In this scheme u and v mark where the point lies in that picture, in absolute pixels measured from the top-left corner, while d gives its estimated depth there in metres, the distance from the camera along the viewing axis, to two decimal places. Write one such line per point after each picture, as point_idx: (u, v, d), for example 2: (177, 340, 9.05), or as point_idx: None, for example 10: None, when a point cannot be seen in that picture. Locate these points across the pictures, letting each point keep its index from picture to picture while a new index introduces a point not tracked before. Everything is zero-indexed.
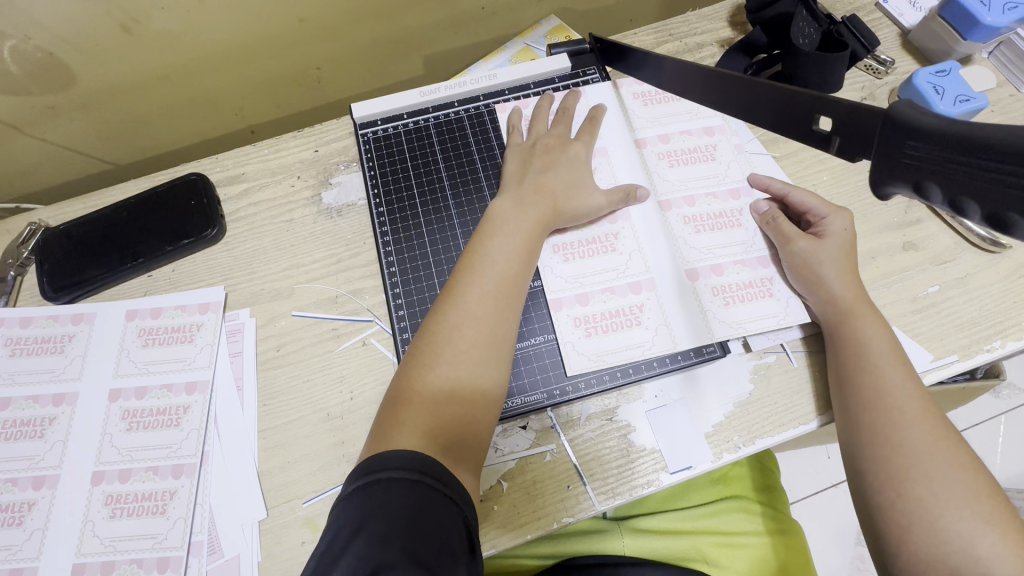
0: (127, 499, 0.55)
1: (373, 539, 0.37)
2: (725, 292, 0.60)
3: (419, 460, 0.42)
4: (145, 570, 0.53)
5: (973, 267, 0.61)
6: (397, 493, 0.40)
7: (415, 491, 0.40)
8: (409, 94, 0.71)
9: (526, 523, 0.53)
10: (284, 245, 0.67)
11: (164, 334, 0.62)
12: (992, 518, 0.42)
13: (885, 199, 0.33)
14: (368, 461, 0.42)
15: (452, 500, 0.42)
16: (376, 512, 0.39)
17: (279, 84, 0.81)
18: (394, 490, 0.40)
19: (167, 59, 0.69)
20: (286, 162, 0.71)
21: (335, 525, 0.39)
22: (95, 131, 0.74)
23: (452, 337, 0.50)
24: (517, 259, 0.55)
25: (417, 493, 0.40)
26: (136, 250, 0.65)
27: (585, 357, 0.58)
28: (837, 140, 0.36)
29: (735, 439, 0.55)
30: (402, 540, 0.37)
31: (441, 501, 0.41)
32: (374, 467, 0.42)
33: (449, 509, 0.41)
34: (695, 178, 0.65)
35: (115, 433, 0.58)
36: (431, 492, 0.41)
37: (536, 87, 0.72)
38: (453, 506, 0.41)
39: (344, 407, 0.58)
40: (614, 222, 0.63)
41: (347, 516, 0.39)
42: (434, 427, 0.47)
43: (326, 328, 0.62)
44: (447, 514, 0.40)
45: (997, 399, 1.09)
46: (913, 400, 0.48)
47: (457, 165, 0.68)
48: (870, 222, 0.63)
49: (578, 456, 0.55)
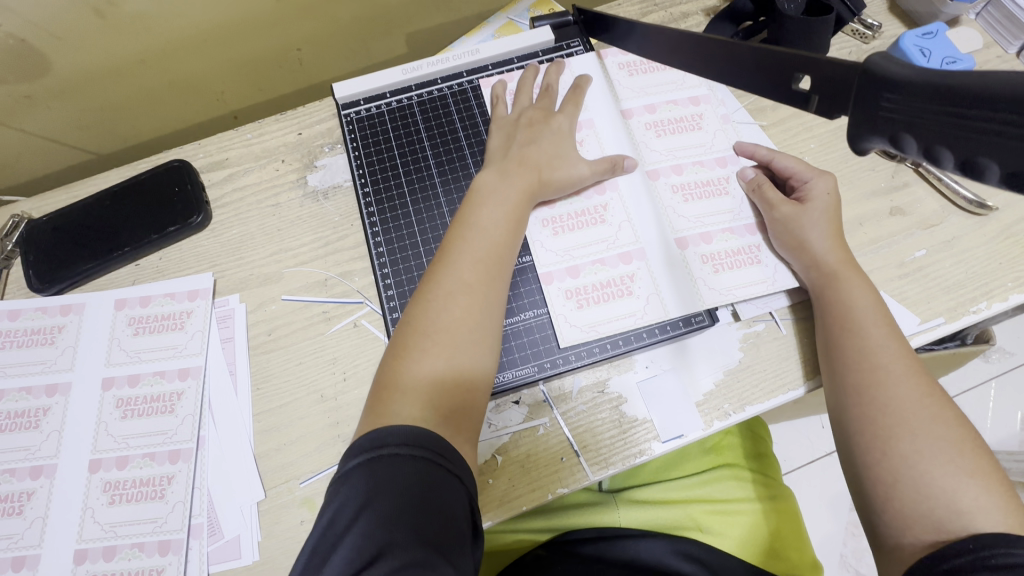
0: (126, 485, 0.56)
1: (378, 518, 0.38)
2: (715, 260, 0.60)
3: (417, 434, 0.42)
4: (147, 553, 0.53)
5: (960, 230, 0.61)
6: (401, 471, 0.40)
7: (416, 469, 0.41)
8: (392, 72, 0.70)
9: (521, 496, 0.54)
10: (271, 230, 0.66)
11: (154, 322, 0.62)
12: (975, 472, 0.43)
13: (863, 156, 0.33)
14: (368, 437, 0.42)
15: (455, 474, 0.42)
16: (381, 490, 0.39)
17: (259, 67, 0.80)
18: (398, 467, 0.40)
19: (144, 43, 0.67)
20: (270, 146, 0.70)
21: (338, 500, 0.40)
22: (74, 120, 0.73)
23: (442, 312, 0.50)
24: (505, 230, 0.55)
25: (422, 471, 0.41)
26: (123, 239, 0.65)
27: (577, 328, 0.58)
28: (815, 98, 0.36)
29: (725, 406, 0.56)
30: (407, 520, 0.38)
31: (443, 477, 0.41)
32: (376, 442, 0.42)
33: (452, 485, 0.41)
34: (683, 147, 0.65)
35: (110, 422, 0.58)
36: (435, 469, 0.41)
37: (520, 62, 0.71)
38: (456, 481, 0.42)
39: (337, 388, 0.59)
40: (602, 193, 0.63)
41: (349, 493, 0.40)
42: (428, 399, 0.46)
43: (316, 311, 0.62)
44: (451, 491, 0.41)
45: (987, 364, 1.10)
46: (899, 359, 0.49)
47: (442, 143, 0.68)
48: (857, 188, 0.63)
49: (571, 429, 0.56)
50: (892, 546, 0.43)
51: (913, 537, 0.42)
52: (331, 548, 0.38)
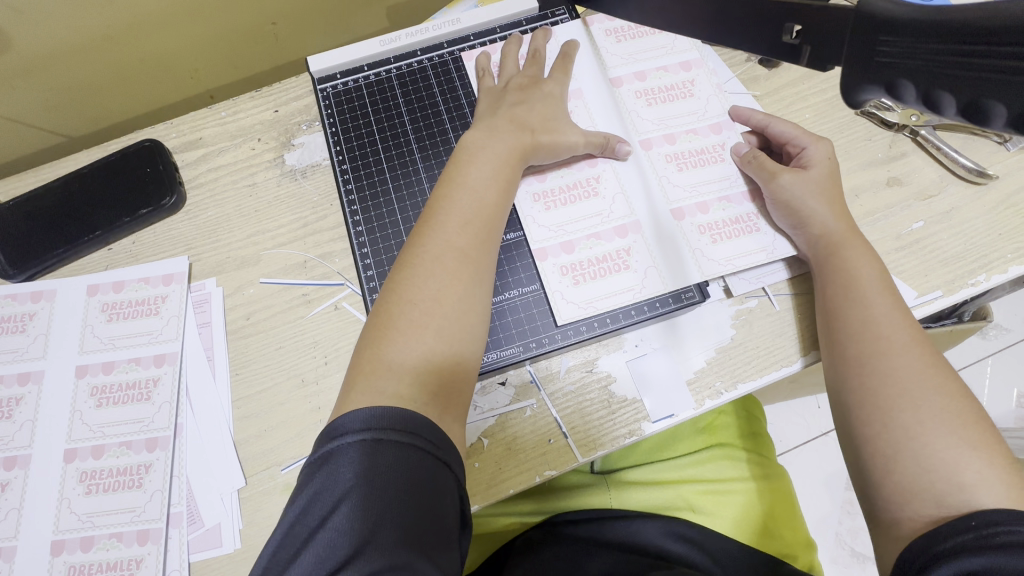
0: (103, 474, 0.54)
1: (359, 511, 0.37)
2: (712, 230, 0.58)
3: (407, 419, 0.40)
4: (125, 543, 0.52)
5: (958, 200, 0.59)
6: (386, 462, 0.38)
7: (405, 457, 0.39)
8: (369, 44, 0.67)
9: (510, 478, 0.52)
10: (248, 211, 0.64)
11: (128, 307, 0.60)
12: (978, 444, 0.42)
13: (860, 108, 0.31)
14: (354, 417, 0.40)
15: (444, 462, 0.40)
16: (365, 480, 0.38)
17: (234, 42, 0.77)
18: (383, 456, 0.39)
19: (110, 17, 0.64)
20: (245, 124, 0.67)
21: (318, 486, 0.38)
22: (42, 100, 0.70)
23: (429, 285, 0.48)
24: (493, 200, 0.53)
25: (408, 461, 0.39)
26: (94, 221, 0.62)
27: (574, 305, 0.56)
28: (807, 50, 0.35)
29: (717, 385, 0.54)
30: (389, 516, 0.37)
31: (432, 466, 0.39)
32: (361, 427, 0.40)
33: (442, 474, 0.40)
34: (674, 116, 0.62)
35: (85, 410, 0.56)
36: (423, 457, 0.39)
37: (503, 31, 0.68)
38: (445, 469, 0.40)
39: (318, 372, 0.57)
40: (593, 166, 0.60)
41: (332, 480, 0.38)
42: (420, 377, 0.45)
43: (296, 294, 0.60)
44: (440, 480, 0.39)
45: (985, 341, 1.09)
46: (899, 328, 0.47)
47: (423, 117, 0.65)
48: (853, 158, 0.61)
49: (560, 410, 0.54)
50: (890, 521, 0.42)
51: (912, 512, 0.41)
52: (307, 538, 0.37)
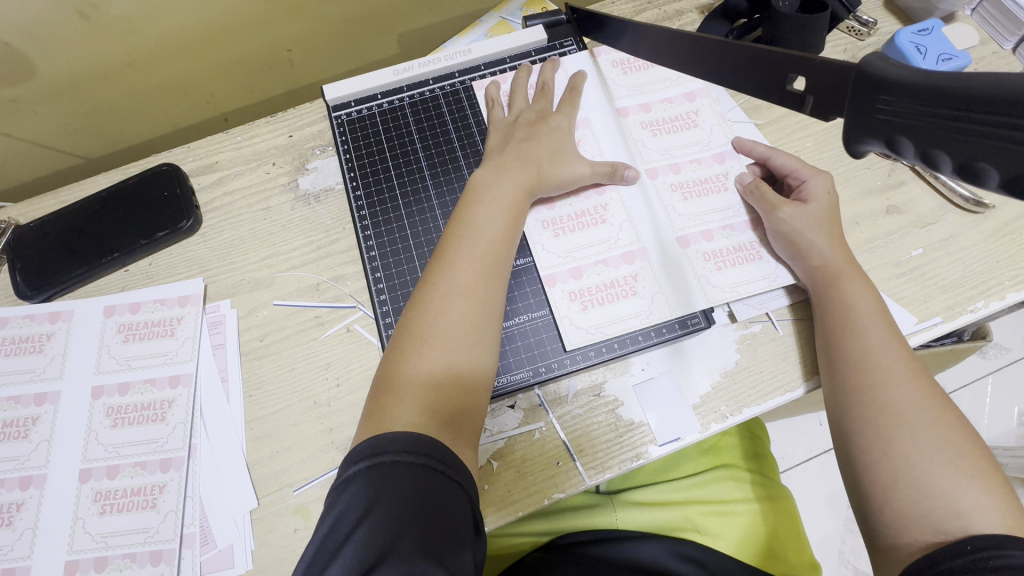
0: (117, 495, 0.55)
1: (379, 525, 0.37)
2: (716, 258, 0.59)
3: (421, 442, 0.42)
4: (139, 564, 0.53)
5: (956, 228, 0.61)
6: (402, 478, 0.40)
7: (420, 476, 0.40)
8: (382, 73, 0.69)
9: (519, 500, 0.53)
10: (262, 234, 0.65)
11: (144, 328, 0.61)
12: (974, 473, 0.43)
13: (862, 157, 0.33)
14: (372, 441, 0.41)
15: (457, 481, 0.42)
16: (384, 498, 0.38)
17: (250, 68, 0.79)
18: (399, 474, 0.40)
19: (131, 46, 0.67)
20: (260, 149, 0.69)
21: (339, 507, 0.39)
22: (62, 124, 0.72)
23: (440, 314, 0.49)
24: (503, 227, 0.55)
25: (424, 478, 0.40)
26: (112, 244, 0.64)
27: (582, 330, 0.57)
28: (811, 99, 0.36)
29: (722, 409, 0.55)
30: (408, 528, 0.37)
31: (446, 484, 0.41)
32: (379, 450, 0.41)
33: (456, 492, 0.41)
34: (679, 146, 0.64)
35: (100, 431, 0.57)
36: (437, 476, 0.41)
37: (513, 61, 0.70)
38: (458, 488, 0.41)
39: (330, 394, 0.58)
40: (601, 194, 0.62)
41: (353, 499, 0.39)
42: (433, 404, 0.46)
43: (309, 316, 0.61)
44: (454, 497, 0.40)
45: (985, 359, 1.10)
46: (897, 359, 0.48)
47: (435, 144, 0.67)
48: (853, 187, 0.63)
49: (568, 433, 0.55)
50: (889, 547, 0.43)
51: (909, 537, 0.42)
52: (330, 557, 0.37)
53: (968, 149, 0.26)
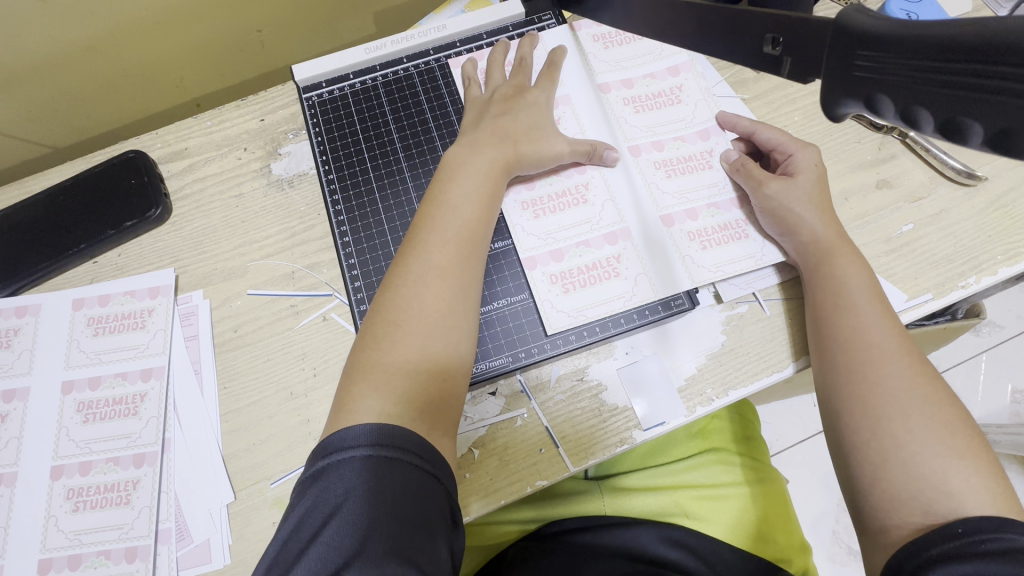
0: (89, 491, 0.54)
1: (348, 525, 0.36)
2: (701, 236, 0.58)
3: (394, 434, 0.40)
4: (113, 561, 0.52)
5: (948, 202, 0.59)
6: (373, 473, 0.38)
7: (393, 471, 0.38)
8: (354, 52, 0.67)
9: (501, 488, 0.52)
10: (235, 222, 0.63)
11: (114, 321, 0.59)
12: (965, 453, 0.42)
13: (839, 121, 0.31)
14: (345, 434, 0.40)
15: (434, 474, 0.40)
16: (353, 496, 0.37)
17: (219, 50, 0.76)
18: (371, 469, 0.38)
19: (92, 28, 0.64)
20: (230, 134, 0.67)
21: (308, 503, 0.38)
22: (25, 112, 0.69)
23: (414, 299, 0.48)
24: (478, 208, 0.53)
25: (397, 474, 0.38)
26: (79, 235, 0.62)
27: (564, 314, 0.56)
28: (788, 61, 0.35)
29: (708, 391, 0.54)
30: (378, 528, 0.36)
31: (422, 478, 0.39)
32: (349, 445, 0.39)
33: (432, 486, 0.39)
34: (662, 123, 0.62)
35: (71, 426, 0.56)
36: (412, 470, 0.39)
37: (489, 37, 0.68)
38: (435, 482, 0.40)
39: (307, 384, 0.57)
40: (582, 172, 0.60)
41: (322, 495, 0.38)
42: (409, 392, 0.44)
43: (284, 305, 0.60)
44: (430, 492, 0.39)
45: (978, 337, 1.09)
46: (889, 337, 0.47)
47: (409, 125, 0.65)
48: (842, 161, 0.61)
49: (551, 419, 0.54)
50: (878, 529, 0.42)
51: (898, 519, 0.41)
52: (296, 556, 0.36)
53: (951, 104, 0.25)
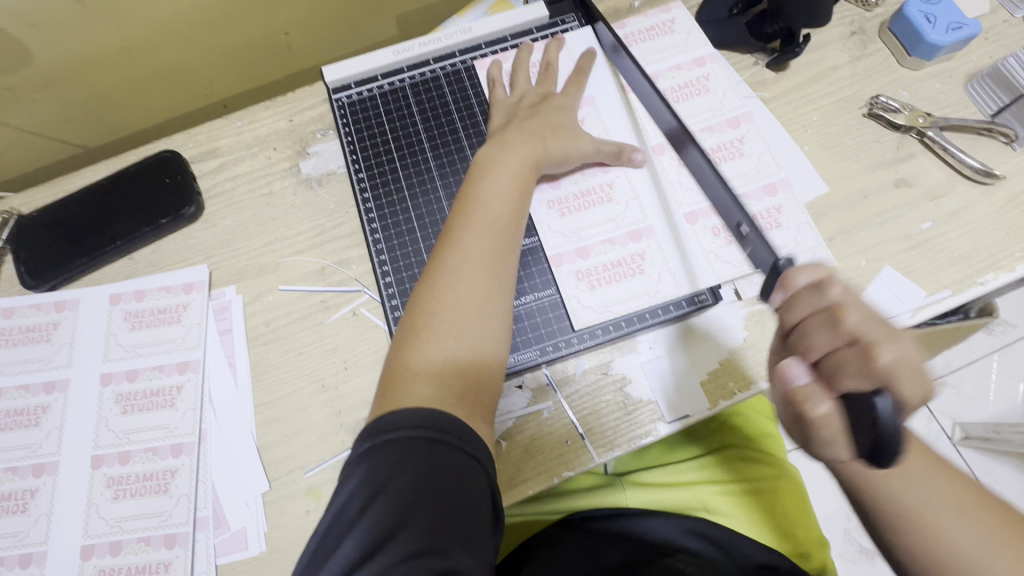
0: (129, 480, 0.55)
1: (394, 501, 0.38)
2: (726, 232, 0.59)
3: (436, 419, 0.41)
4: (153, 547, 0.53)
5: (966, 201, 0.60)
6: (417, 454, 0.40)
7: (435, 452, 0.40)
8: (382, 54, 0.68)
9: (528, 479, 0.53)
10: (265, 220, 0.65)
11: (150, 316, 0.61)
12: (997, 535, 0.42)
13: None
14: (389, 418, 0.41)
15: (475, 458, 0.41)
16: (398, 474, 0.39)
17: (247, 51, 0.78)
18: (415, 450, 0.40)
19: (128, 31, 0.66)
20: (260, 134, 0.68)
21: (356, 479, 0.40)
22: (60, 112, 0.71)
23: (450, 291, 0.49)
24: (509, 203, 0.54)
25: (438, 456, 0.40)
26: (115, 232, 0.63)
27: (591, 308, 0.57)
28: None
29: (731, 386, 0.55)
30: (422, 506, 0.38)
31: (463, 461, 0.40)
32: (394, 427, 0.41)
33: (473, 469, 0.40)
34: (689, 116, 0.63)
35: (110, 417, 0.57)
36: (454, 453, 0.40)
37: (513, 39, 0.69)
38: (476, 465, 0.41)
39: (338, 377, 0.58)
40: (607, 171, 0.61)
41: (368, 472, 0.39)
42: (448, 381, 0.46)
43: (314, 301, 0.61)
44: (471, 474, 0.40)
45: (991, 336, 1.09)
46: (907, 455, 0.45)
47: (437, 125, 0.66)
48: (861, 160, 0.62)
49: (576, 412, 0.55)
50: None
51: None
52: (346, 528, 0.38)
53: None
